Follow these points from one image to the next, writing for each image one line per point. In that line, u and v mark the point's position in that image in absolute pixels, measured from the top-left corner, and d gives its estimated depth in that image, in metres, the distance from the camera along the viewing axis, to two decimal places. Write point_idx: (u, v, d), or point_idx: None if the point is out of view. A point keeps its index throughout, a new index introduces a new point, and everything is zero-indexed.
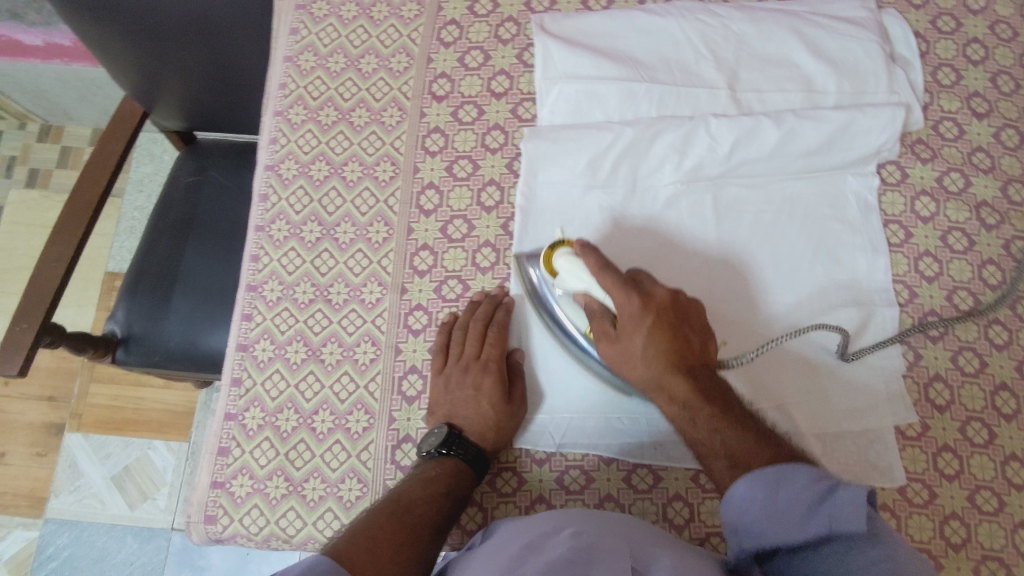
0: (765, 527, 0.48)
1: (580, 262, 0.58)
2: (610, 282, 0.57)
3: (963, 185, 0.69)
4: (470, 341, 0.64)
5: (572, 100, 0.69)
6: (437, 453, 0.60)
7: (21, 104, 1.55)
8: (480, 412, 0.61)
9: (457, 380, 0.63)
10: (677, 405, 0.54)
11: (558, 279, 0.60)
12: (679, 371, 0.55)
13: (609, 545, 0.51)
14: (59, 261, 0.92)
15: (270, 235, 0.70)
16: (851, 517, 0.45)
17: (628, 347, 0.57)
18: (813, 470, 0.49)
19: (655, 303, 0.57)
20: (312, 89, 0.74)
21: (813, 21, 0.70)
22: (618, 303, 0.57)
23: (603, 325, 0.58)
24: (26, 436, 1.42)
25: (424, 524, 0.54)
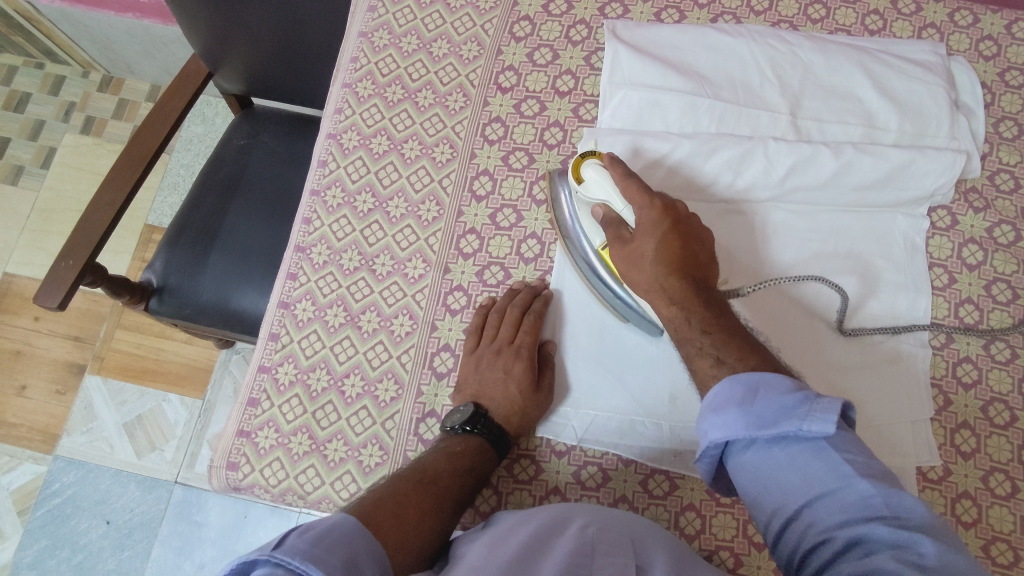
0: (737, 425, 0.47)
1: (608, 173, 0.61)
2: (634, 189, 0.59)
3: (1013, 238, 0.69)
4: (505, 326, 0.65)
5: (635, 107, 0.70)
6: (462, 429, 0.61)
7: (88, 53, 1.60)
8: (508, 395, 0.62)
9: (488, 361, 0.64)
10: (674, 307, 0.55)
11: (582, 188, 0.62)
12: (682, 275, 0.56)
13: (612, 540, 0.51)
14: (110, 206, 0.95)
15: (324, 200, 0.72)
16: (824, 419, 0.45)
17: (638, 249, 0.58)
18: (793, 379, 0.48)
19: (672, 212, 0.58)
20: (382, 66, 0.77)
21: (881, 59, 0.71)
22: (636, 208, 0.59)
23: (617, 232, 0.60)
24: (49, 372, 1.45)
25: (447, 495, 0.57)
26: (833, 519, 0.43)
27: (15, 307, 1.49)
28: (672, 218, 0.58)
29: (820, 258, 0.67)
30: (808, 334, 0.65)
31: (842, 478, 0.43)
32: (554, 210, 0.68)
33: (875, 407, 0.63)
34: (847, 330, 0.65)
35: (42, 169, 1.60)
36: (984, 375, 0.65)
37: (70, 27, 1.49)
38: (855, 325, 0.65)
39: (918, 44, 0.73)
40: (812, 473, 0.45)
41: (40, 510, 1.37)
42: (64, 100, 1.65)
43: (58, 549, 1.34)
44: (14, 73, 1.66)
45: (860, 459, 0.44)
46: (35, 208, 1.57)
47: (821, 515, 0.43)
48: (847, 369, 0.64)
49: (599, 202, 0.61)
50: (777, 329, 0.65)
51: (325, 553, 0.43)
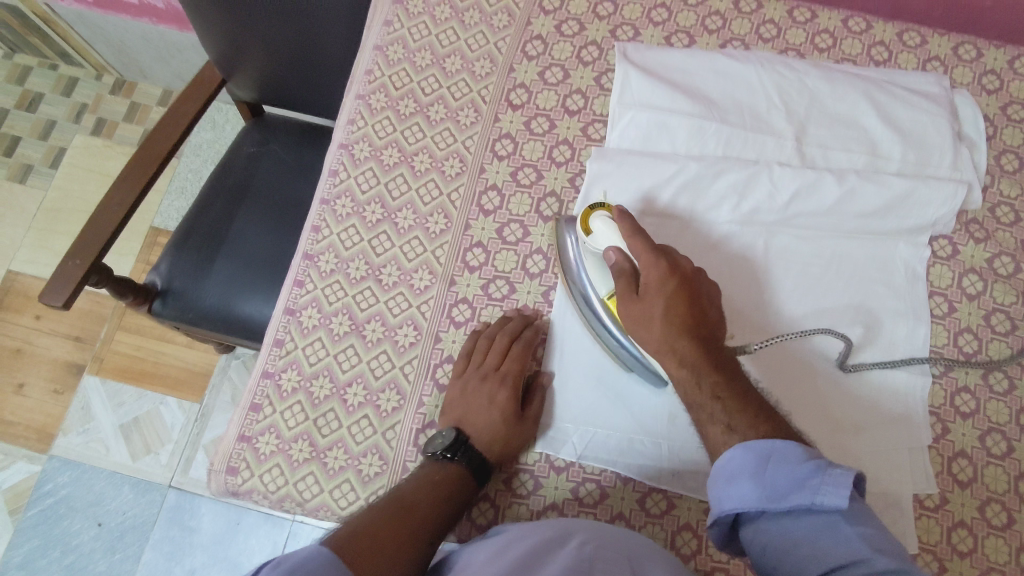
0: (751, 496, 0.49)
1: (615, 225, 0.62)
2: (642, 245, 0.60)
3: (1013, 270, 0.70)
4: (493, 352, 0.65)
5: (642, 127, 0.71)
6: (442, 456, 0.61)
7: (102, 56, 1.61)
8: (492, 422, 0.62)
9: (473, 387, 0.65)
10: (685, 369, 0.55)
11: (592, 239, 0.64)
12: (690, 333, 0.56)
13: (608, 558, 0.51)
14: (119, 207, 0.95)
15: (334, 210, 0.73)
16: (837, 491, 0.46)
17: (648, 308, 0.58)
18: (805, 447, 0.50)
19: (679, 271, 0.59)
20: (396, 79, 0.78)
21: (886, 89, 0.72)
22: (645, 264, 0.59)
23: (625, 287, 0.60)
24: (48, 371, 1.45)
25: (424, 527, 0.55)
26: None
27: (18, 305, 1.50)
28: (679, 278, 0.58)
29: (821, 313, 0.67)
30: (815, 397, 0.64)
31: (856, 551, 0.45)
32: (558, 256, 0.68)
33: (878, 433, 0.63)
34: (848, 365, 0.65)
35: (51, 168, 1.61)
36: (982, 404, 0.65)
37: (86, 30, 1.51)
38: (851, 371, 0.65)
39: (923, 77, 0.74)
40: (825, 546, 0.46)
41: (32, 509, 1.36)
42: (76, 101, 1.66)
43: (48, 550, 1.34)
44: (28, 73, 1.68)
45: (872, 531, 0.46)
46: (42, 207, 1.58)
47: None
48: (850, 405, 0.64)
49: (606, 248, 0.62)
50: (788, 385, 0.64)
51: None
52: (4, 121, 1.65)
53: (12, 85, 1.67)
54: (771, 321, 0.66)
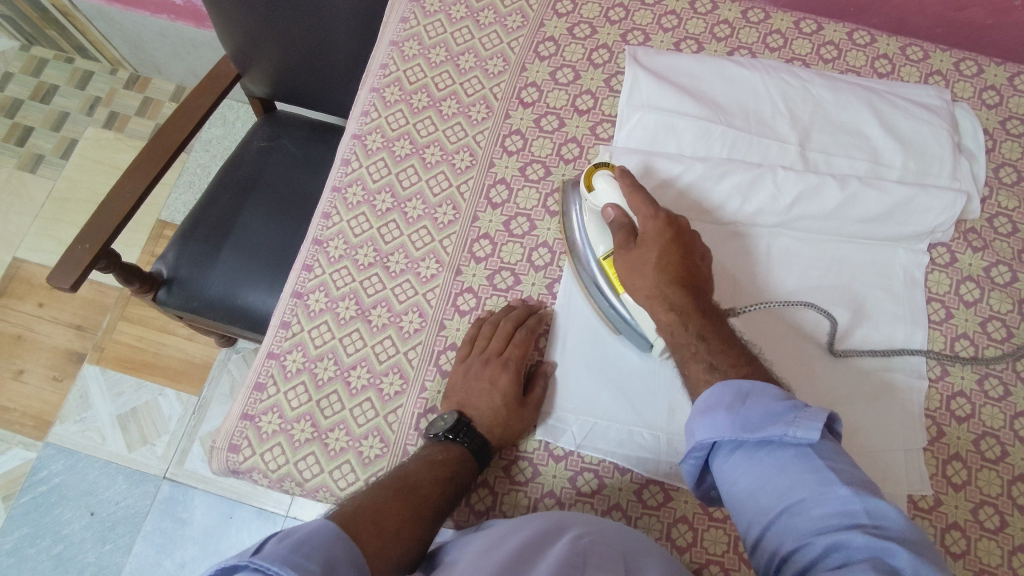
0: (725, 426, 0.50)
1: (617, 184, 0.63)
2: (640, 200, 0.62)
3: (1009, 279, 0.71)
4: (496, 338, 0.66)
5: (650, 129, 0.73)
6: (444, 437, 0.61)
7: (118, 51, 1.64)
8: (493, 405, 0.63)
9: (475, 371, 0.65)
10: (674, 313, 0.57)
11: (593, 196, 0.65)
12: (681, 283, 0.58)
13: (604, 552, 0.51)
14: (131, 194, 0.97)
15: (345, 197, 0.74)
16: (811, 426, 0.47)
17: (643, 256, 0.60)
18: (781, 389, 0.51)
19: (676, 224, 0.61)
20: (411, 74, 0.80)
21: (889, 100, 0.74)
22: (642, 217, 0.61)
23: (624, 238, 0.62)
24: (47, 358, 1.45)
25: (426, 505, 0.57)
26: (814, 524, 0.44)
27: (22, 292, 1.51)
28: (675, 230, 0.60)
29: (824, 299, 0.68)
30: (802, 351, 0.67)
31: (826, 485, 0.45)
32: (563, 218, 0.70)
33: (875, 429, 0.64)
34: (837, 351, 0.67)
35: (62, 159, 1.63)
36: (977, 409, 0.66)
37: (104, 24, 1.54)
38: (847, 348, 0.67)
39: (925, 89, 0.76)
40: (795, 478, 0.47)
41: (25, 496, 1.35)
42: (90, 94, 1.69)
43: (38, 538, 1.33)
44: (44, 65, 1.71)
45: (842, 467, 0.46)
46: (51, 196, 1.59)
47: (801, 520, 0.45)
48: (845, 394, 0.65)
49: (606, 206, 0.63)
50: (774, 345, 0.67)
51: (302, 560, 0.44)
52: (18, 111, 1.67)
53: (28, 76, 1.70)
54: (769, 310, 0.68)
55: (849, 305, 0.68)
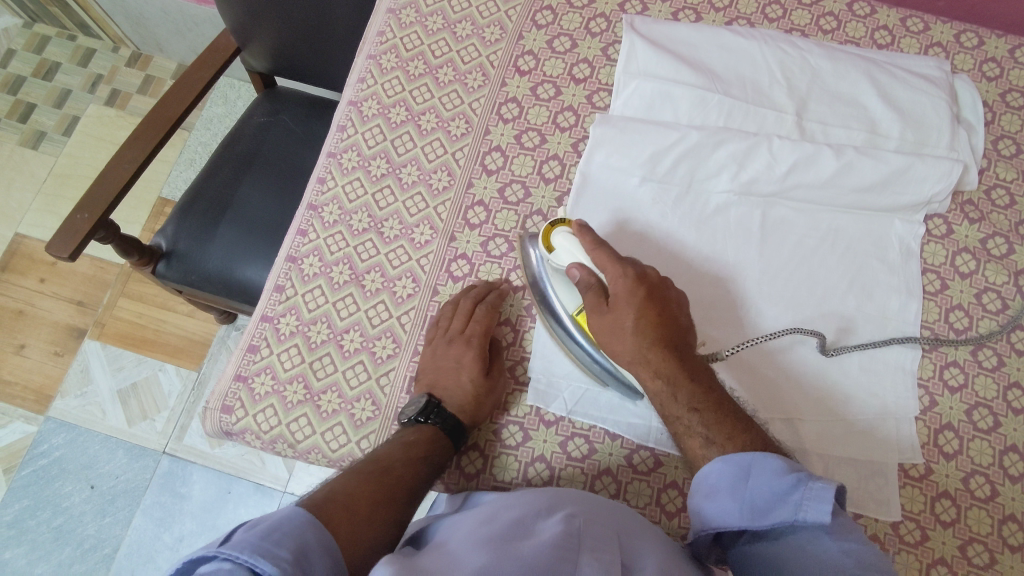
0: (732, 508, 0.51)
1: (577, 241, 0.62)
2: (604, 258, 0.60)
3: (1005, 251, 0.71)
4: (458, 316, 0.66)
5: (646, 97, 0.73)
6: (416, 420, 0.62)
7: (120, 29, 1.64)
8: (462, 385, 0.63)
9: (442, 352, 0.65)
10: (660, 381, 0.56)
11: (553, 256, 0.63)
12: (663, 343, 0.57)
13: (598, 533, 0.50)
14: (130, 165, 0.96)
15: (340, 162, 0.74)
16: (820, 507, 0.48)
17: (618, 319, 0.58)
18: (784, 460, 0.51)
19: (645, 280, 0.59)
20: (407, 42, 0.79)
21: (888, 70, 0.74)
22: (611, 277, 0.59)
23: (596, 300, 0.60)
24: (48, 334, 1.46)
25: (400, 486, 0.57)
26: None
27: (23, 267, 1.51)
28: (646, 287, 0.59)
29: (818, 271, 0.68)
30: (786, 389, 0.64)
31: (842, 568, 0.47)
32: (525, 274, 0.68)
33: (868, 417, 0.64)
34: (829, 350, 0.65)
35: (63, 136, 1.63)
36: (970, 379, 0.66)
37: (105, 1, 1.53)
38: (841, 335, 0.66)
39: (925, 60, 0.76)
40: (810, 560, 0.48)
41: (26, 470, 1.36)
42: (92, 72, 1.69)
43: (38, 510, 1.34)
44: (47, 42, 1.71)
45: (851, 548, 0.47)
46: (52, 173, 1.60)
47: None
48: (842, 395, 0.64)
49: (569, 265, 0.62)
50: (768, 385, 0.64)
51: (272, 546, 0.44)
52: (20, 88, 1.67)
53: (30, 53, 1.70)
54: (765, 280, 0.68)
55: (842, 275, 0.68)
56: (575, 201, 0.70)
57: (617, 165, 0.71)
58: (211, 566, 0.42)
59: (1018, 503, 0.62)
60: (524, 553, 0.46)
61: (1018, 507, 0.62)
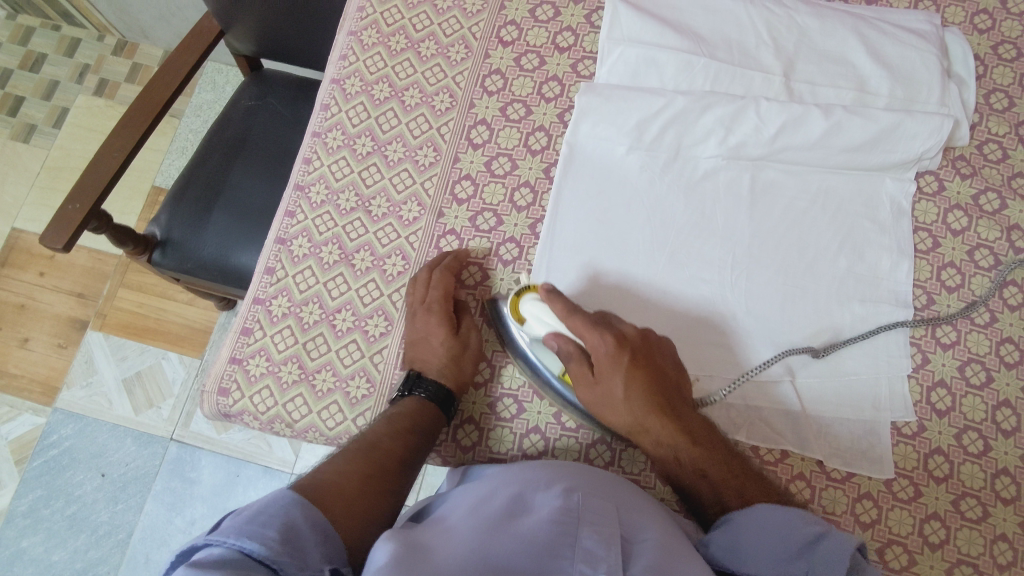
0: (748, 553, 0.51)
1: (547, 307, 0.60)
2: (581, 325, 0.58)
3: (998, 206, 0.70)
4: (417, 288, 0.66)
5: (632, 63, 0.72)
6: (401, 394, 0.63)
7: (104, 17, 1.62)
8: (436, 352, 0.64)
9: (412, 325, 0.66)
10: (662, 447, 0.58)
11: (526, 325, 0.62)
12: (658, 409, 0.58)
13: (598, 507, 0.50)
14: (119, 154, 0.96)
15: (325, 142, 0.74)
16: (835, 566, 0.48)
17: (608, 388, 0.58)
18: (808, 513, 0.52)
19: (626, 342, 0.59)
20: (388, 17, 0.79)
21: (876, 26, 0.73)
22: (591, 343, 0.58)
23: (581, 369, 0.59)
24: (51, 326, 1.47)
25: (389, 459, 0.58)
26: None
27: (22, 261, 1.52)
28: (629, 351, 0.58)
29: (812, 249, 0.67)
30: (767, 385, 0.64)
31: None
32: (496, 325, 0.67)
33: (858, 384, 0.64)
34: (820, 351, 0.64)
35: (54, 127, 1.62)
36: (962, 336, 0.66)
37: None
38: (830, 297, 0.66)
39: (914, 14, 0.75)
40: None
41: (36, 461, 1.38)
42: (78, 62, 1.67)
43: (52, 500, 1.36)
44: (31, 34, 1.69)
45: None
46: (46, 166, 1.59)
47: None
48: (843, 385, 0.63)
49: (544, 335, 0.60)
50: (763, 391, 0.63)
51: (259, 528, 0.45)
52: (8, 81, 1.66)
53: (16, 45, 1.69)
54: (761, 246, 0.67)
55: (832, 232, 0.68)
56: (563, 171, 0.70)
57: (604, 134, 0.70)
58: (205, 550, 0.43)
59: (1011, 457, 0.62)
60: (525, 533, 0.47)
61: (1011, 461, 0.62)
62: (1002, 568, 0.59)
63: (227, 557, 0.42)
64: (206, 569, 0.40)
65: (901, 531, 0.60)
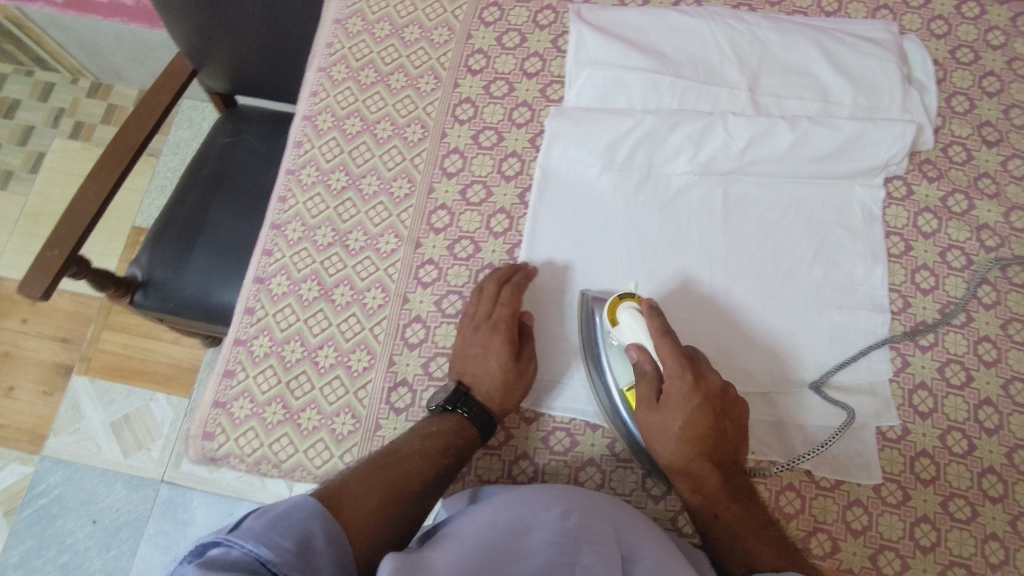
0: None
1: (644, 321, 0.60)
2: (669, 353, 0.58)
3: (966, 207, 0.71)
4: (483, 301, 0.65)
5: (599, 85, 0.73)
6: (444, 408, 0.62)
7: (77, 60, 1.62)
8: (490, 372, 0.62)
9: (469, 338, 0.65)
10: (700, 494, 0.57)
11: (615, 330, 0.61)
12: (710, 456, 0.57)
13: (596, 529, 0.49)
14: (96, 198, 0.95)
15: (299, 179, 0.74)
16: None
17: (665, 421, 0.58)
18: None
19: (706, 389, 0.58)
20: (356, 51, 0.80)
21: (836, 37, 0.74)
22: (670, 373, 0.58)
23: (648, 391, 0.59)
24: (36, 373, 1.46)
25: (414, 478, 0.57)
26: None
27: (4, 309, 1.50)
28: (703, 395, 0.58)
29: (816, 290, 0.67)
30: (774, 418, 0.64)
31: None
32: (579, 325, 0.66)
33: (854, 399, 0.64)
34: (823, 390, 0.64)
35: (31, 173, 1.62)
36: (940, 337, 0.67)
37: (58, 34, 1.52)
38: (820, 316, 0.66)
39: (872, 24, 0.77)
40: None
41: (26, 510, 1.36)
42: (54, 106, 1.67)
43: (43, 550, 1.34)
44: (5, 80, 1.69)
45: None
46: (24, 212, 1.58)
47: None
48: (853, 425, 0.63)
49: (629, 345, 0.60)
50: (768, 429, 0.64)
51: (276, 536, 0.45)
52: None
53: None
54: (739, 268, 0.68)
55: (803, 242, 0.68)
56: (537, 197, 0.71)
57: (576, 157, 0.71)
58: (220, 548, 0.44)
59: (996, 455, 0.63)
60: (524, 557, 0.46)
61: (996, 459, 0.63)
62: (994, 568, 0.59)
63: (239, 561, 0.43)
64: (215, 567, 0.41)
65: (892, 536, 0.60)
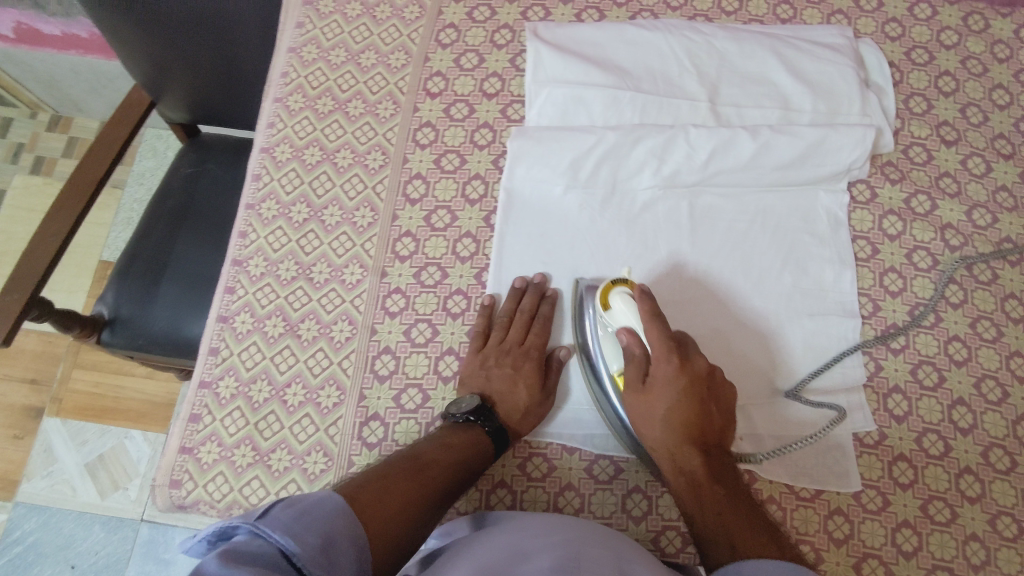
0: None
1: (635, 305, 0.60)
2: (657, 336, 0.59)
3: (929, 207, 0.72)
4: (515, 327, 0.66)
5: (560, 103, 0.72)
6: (465, 419, 0.61)
7: (34, 94, 1.58)
8: (522, 394, 0.62)
9: (496, 360, 0.65)
10: (684, 479, 0.57)
11: (608, 315, 0.61)
12: (694, 441, 0.58)
13: (596, 556, 0.48)
14: (55, 237, 0.92)
15: (259, 213, 0.73)
16: None
17: (650, 406, 0.59)
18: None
19: (693, 372, 0.59)
20: (312, 79, 0.78)
21: (793, 44, 0.74)
22: (657, 356, 0.59)
23: (635, 375, 0.60)
24: (6, 418, 1.42)
25: (432, 487, 0.55)
26: None
27: None
28: (688, 378, 0.58)
29: (788, 296, 0.67)
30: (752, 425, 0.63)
31: None
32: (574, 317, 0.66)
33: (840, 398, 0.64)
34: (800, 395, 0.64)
35: None
36: (910, 340, 0.67)
37: (13, 69, 1.48)
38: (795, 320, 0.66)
39: (826, 29, 0.77)
40: None
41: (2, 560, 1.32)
42: (12, 141, 1.63)
43: None
44: None
45: None
46: None
47: None
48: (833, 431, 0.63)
49: (620, 329, 0.60)
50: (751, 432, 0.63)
51: (303, 530, 0.43)
52: None
53: None
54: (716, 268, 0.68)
55: (768, 245, 0.69)
56: (503, 218, 0.70)
57: (541, 177, 0.70)
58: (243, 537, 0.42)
59: (971, 455, 0.63)
60: None
61: (972, 459, 0.63)
62: (976, 569, 0.59)
63: (264, 554, 0.41)
64: (238, 556, 0.39)
65: (875, 543, 0.60)
